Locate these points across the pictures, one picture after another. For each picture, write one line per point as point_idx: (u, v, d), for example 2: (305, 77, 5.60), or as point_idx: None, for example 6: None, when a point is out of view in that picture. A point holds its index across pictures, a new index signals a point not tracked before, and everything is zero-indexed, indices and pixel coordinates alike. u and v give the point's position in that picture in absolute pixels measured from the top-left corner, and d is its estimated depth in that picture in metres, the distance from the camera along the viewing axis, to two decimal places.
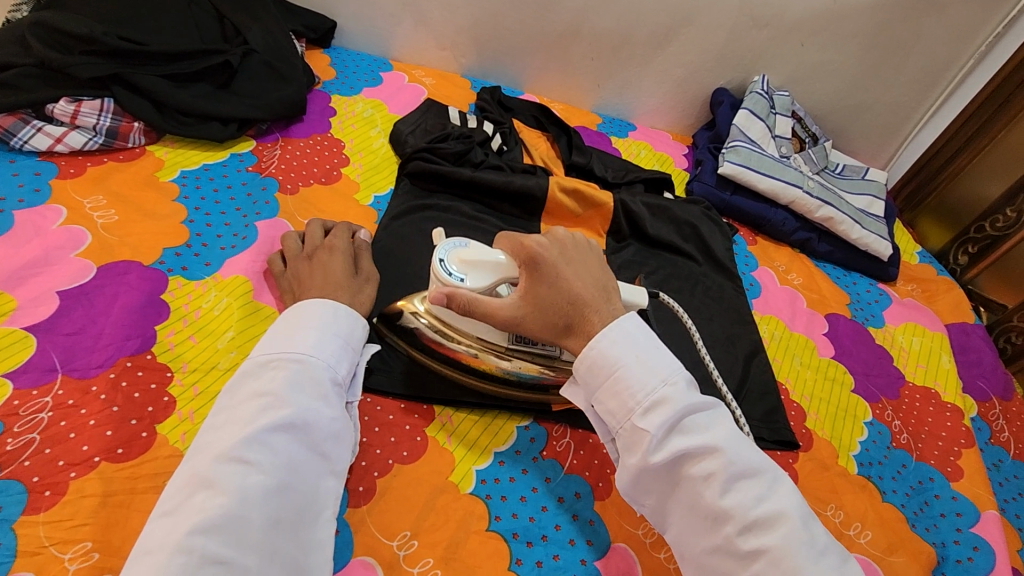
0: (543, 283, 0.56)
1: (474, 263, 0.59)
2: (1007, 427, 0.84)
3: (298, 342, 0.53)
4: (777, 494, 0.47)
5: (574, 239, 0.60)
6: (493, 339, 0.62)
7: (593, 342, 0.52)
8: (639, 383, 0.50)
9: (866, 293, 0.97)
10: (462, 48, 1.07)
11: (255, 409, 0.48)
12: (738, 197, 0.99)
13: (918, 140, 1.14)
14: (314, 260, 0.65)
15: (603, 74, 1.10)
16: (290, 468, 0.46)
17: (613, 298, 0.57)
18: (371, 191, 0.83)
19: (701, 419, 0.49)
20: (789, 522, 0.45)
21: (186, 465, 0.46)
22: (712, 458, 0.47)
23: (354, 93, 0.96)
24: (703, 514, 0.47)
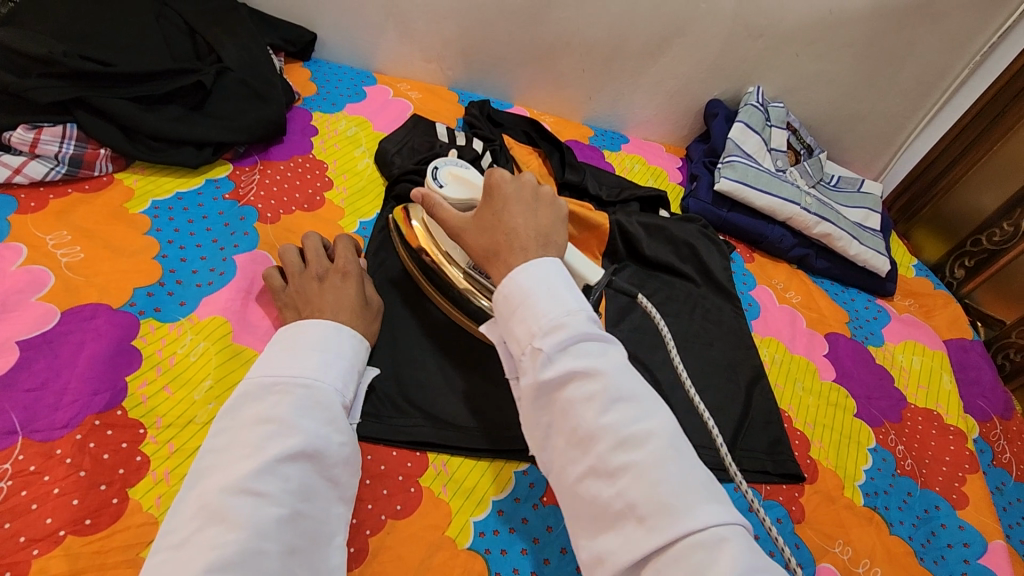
0: (490, 209, 0.56)
1: (456, 180, 0.68)
2: (1008, 447, 0.83)
3: (303, 364, 0.53)
4: (652, 418, 0.43)
5: (540, 190, 0.58)
6: (457, 257, 0.66)
7: (509, 275, 0.49)
8: (542, 308, 0.46)
9: (865, 310, 0.96)
10: (448, 60, 1.03)
11: (265, 435, 0.47)
12: (735, 214, 0.97)
13: (911, 151, 1.13)
14: (323, 283, 0.63)
15: (594, 86, 1.07)
16: (302, 496, 0.46)
17: (551, 248, 0.54)
18: (356, 216, 0.79)
19: (596, 349, 0.45)
20: (659, 445, 0.41)
21: (192, 495, 0.45)
22: (595, 380, 0.43)
23: (336, 110, 0.92)
24: (577, 435, 0.43)
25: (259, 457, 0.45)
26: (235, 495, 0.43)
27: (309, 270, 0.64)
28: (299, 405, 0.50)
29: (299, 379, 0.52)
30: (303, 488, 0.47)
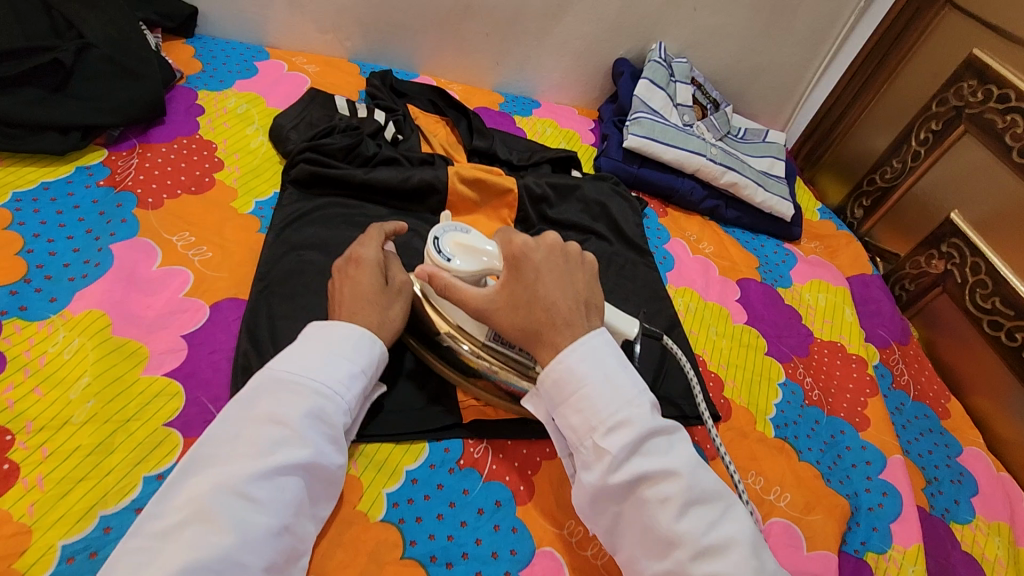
0: (520, 283, 0.54)
1: (466, 248, 0.60)
2: (906, 370, 0.88)
3: (324, 369, 0.51)
4: (731, 522, 0.47)
5: (567, 249, 0.57)
6: (472, 330, 0.62)
7: (559, 358, 0.51)
8: (603, 402, 0.49)
9: (774, 254, 0.99)
10: (345, 30, 0.99)
11: (273, 439, 0.46)
12: (646, 169, 0.98)
13: (811, 99, 1.18)
14: (339, 275, 0.60)
15: (500, 51, 1.05)
16: (293, 508, 0.46)
17: (591, 317, 0.55)
18: (251, 197, 0.75)
19: (663, 443, 0.48)
20: (738, 552, 0.45)
21: (188, 482, 0.44)
22: (669, 483, 0.46)
23: (225, 87, 0.87)
24: (657, 539, 0.46)
25: (262, 462, 0.45)
26: (228, 496, 0.43)
27: (334, 263, 0.61)
28: (310, 416, 0.48)
29: (318, 387, 0.50)
30: (293, 505, 0.46)
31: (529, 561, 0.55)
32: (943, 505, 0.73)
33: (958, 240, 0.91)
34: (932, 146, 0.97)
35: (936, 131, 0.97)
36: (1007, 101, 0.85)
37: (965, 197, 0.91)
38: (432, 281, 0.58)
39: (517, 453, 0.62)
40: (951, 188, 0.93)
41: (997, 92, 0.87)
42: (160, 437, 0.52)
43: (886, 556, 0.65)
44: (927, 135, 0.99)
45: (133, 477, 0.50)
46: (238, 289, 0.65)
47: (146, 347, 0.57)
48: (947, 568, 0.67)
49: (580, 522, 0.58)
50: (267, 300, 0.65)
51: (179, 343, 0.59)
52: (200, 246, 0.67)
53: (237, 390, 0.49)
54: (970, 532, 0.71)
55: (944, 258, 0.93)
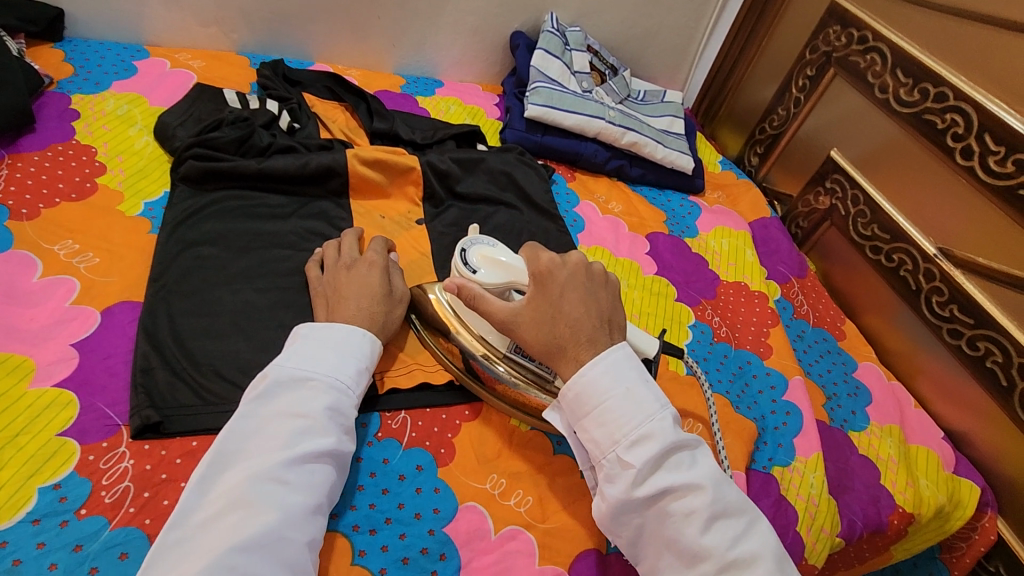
0: (545, 298, 0.57)
1: (490, 262, 0.66)
2: (806, 301, 0.94)
3: (332, 364, 0.54)
4: (753, 537, 0.49)
5: (591, 268, 0.60)
6: (493, 341, 0.64)
7: (580, 372, 0.53)
8: (627, 418, 0.51)
9: (680, 207, 1.04)
10: (229, 22, 0.96)
11: (296, 428, 0.49)
12: (549, 137, 1.00)
13: (705, 58, 1.24)
14: (351, 271, 0.66)
15: (395, 32, 1.05)
16: (324, 491, 0.49)
17: (611, 330, 0.57)
18: (139, 199, 0.73)
19: (686, 458, 0.51)
20: (766, 566, 0.47)
21: (223, 476, 0.46)
22: (696, 495, 0.48)
23: (101, 90, 0.83)
24: (682, 552, 0.48)
25: (290, 449, 0.48)
26: (263, 481, 0.46)
27: (340, 262, 0.67)
28: (328, 406, 0.52)
29: (329, 380, 0.53)
30: (324, 487, 0.49)
31: (452, 517, 0.56)
32: (842, 416, 0.79)
33: (838, 175, 0.98)
34: (809, 91, 1.03)
35: (812, 77, 1.03)
36: (866, 42, 0.92)
37: (841, 136, 0.98)
38: (459, 292, 0.61)
39: (436, 419, 0.63)
40: (829, 128, 1.00)
41: (857, 34, 0.94)
42: (54, 447, 0.51)
43: (791, 468, 0.70)
44: (805, 82, 1.05)
45: (27, 490, 0.48)
46: (131, 292, 0.63)
47: (31, 360, 0.55)
48: (846, 472, 0.73)
49: (502, 475, 0.61)
50: (163, 299, 0.63)
51: (69, 352, 0.57)
52: (85, 252, 0.65)
53: (251, 389, 0.52)
54: (866, 437, 0.78)
55: (829, 193, 1.00)
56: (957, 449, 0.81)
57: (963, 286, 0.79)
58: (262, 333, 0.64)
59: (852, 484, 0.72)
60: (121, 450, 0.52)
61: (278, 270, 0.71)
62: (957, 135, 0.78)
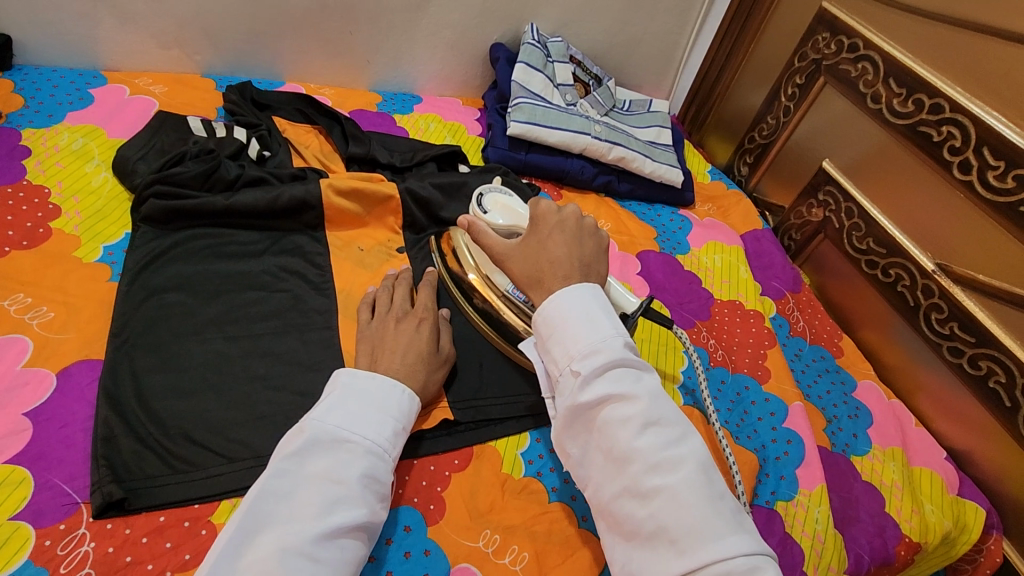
0: (535, 237, 0.58)
1: (501, 209, 0.72)
2: (801, 317, 0.92)
3: (373, 427, 0.52)
4: (686, 445, 0.45)
5: (585, 219, 0.59)
6: (496, 280, 0.70)
7: (546, 301, 0.53)
8: (580, 336, 0.50)
9: (670, 222, 1.01)
10: (192, 43, 0.91)
11: (332, 497, 0.46)
12: (533, 154, 0.97)
13: (690, 64, 1.21)
14: (399, 323, 0.65)
15: (369, 48, 1.00)
16: (352, 567, 0.46)
17: (591, 273, 0.56)
18: (98, 242, 0.68)
19: (632, 374, 0.48)
20: (692, 469, 0.44)
21: (251, 542, 0.43)
22: (632, 403, 0.46)
23: (54, 122, 0.78)
24: (615, 456, 0.46)
25: (326, 519, 0.44)
26: (296, 556, 0.42)
27: (391, 313, 0.66)
28: (366, 472, 0.49)
29: (368, 442, 0.50)
30: (352, 563, 0.46)
31: None
32: (843, 441, 0.77)
33: (831, 186, 0.95)
34: (799, 99, 1.01)
35: (801, 85, 1.01)
36: (857, 50, 0.89)
37: (833, 146, 0.95)
38: (468, 230, 0.63)
39: (424, 472, 0.60)
40: (821, 138, 0.97)
41: (847, 42, 0.91)
42: (6, 533, 0.47)
43: (794, 501, 0.68)
44: (794, 89, 1.02)
45: None
46: (90, 349, 0.59)
47: None
48: (850, 502, 0.71)
49: (495, 530, 0.57)
50: (126, 356, 0.59)
51: (22, 422, 0.53)
52: (39, 307, 0.60)
53: (286, 445, 0.49)
54: (868, 462, 0.75)
55: (822, 205, 0.97)
56: (960, 468, 0.79)
57: (963, 304, 0.77)
58: (235, 388, 0.60)
59: (857, 514, 0.69)
60: (81, 532, 0.48)
61: (251, 314, 0.66)
62: (954, 148, 0.76)
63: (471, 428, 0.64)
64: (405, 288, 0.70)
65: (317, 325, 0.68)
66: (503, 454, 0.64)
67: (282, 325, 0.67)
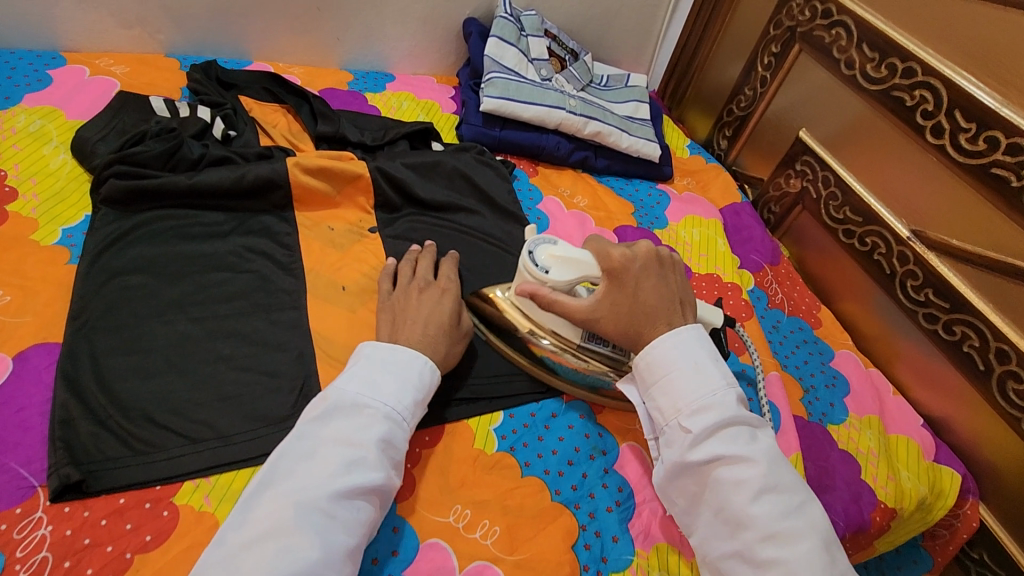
0: (620, 288, 0.59)
1: (559, 260, 0.62)
2: (780, 289, 0.92)
3: (392, 392, 0.52)
4: (806, 519, 0.49)
5: (660, 253, 0.61)
6: (565, 333, 0.65)
7: (650, 345, 0.57)
8: (688, 392, 0.54)
9: (648, 197, 1.00)
10: (153, 22, 0.88)
11: (349, 459, 0.47)
12: (508, 131, 0.95)
13: (668, 37, 1.19)
14: (422, 294, 0.65)
15: (338, 25, 0.98)
16: (366, 529, 0.47)
17: (686, 313, 0.60)
18: (56, 225, 0.66)
19: (746, 435, 0.52)
20: (810, 546, 0.47)
21: (269, 496, 0.46)
22: (748, 467, 0.50)
23: (10, 105, 0.76)
24: (728, 519, 0.50)
25: (341, 480, 0.46)
26: (311, 512, 0.44)
27: (413, 283, 0.66)
28: (383, 439, 0.50)
29: (387, 409, 0.51)
30: (367, 522, 0.48)
31: (412, 558, 0.53)
32: (820, 410, 0.77)
33: (809, 156, 0.94)
34: (775, 69, 0.99)
35: (777, 54, 0.99)
36: (831, 16, 0.88)
37: (810, 116, 0.94)
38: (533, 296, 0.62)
39: None
40: (798, 108, 0.96)
41: (821, 8, 0.89)
42: None
43: None
44: (770, 59, 1.01)
45: None
46: (48, 332, 0.58)
47: None
48: (826, 470, 0.71)
49: (466, 505, 0.57)
50: (85, 339, 0.58)
51: None
52: None
53: (311, 408, 0.51)
54: (845, 430, 0.75)
55: (799, 176, 0.96)
56: (937, 435, 0.80)
57: (938, 270, 0.76)
58: (199, 369, 0.59)
59: (832, 482, 0.70)
60: (38, 515, 0.47)
61: (216, 295, 0.65)
62: (926, 112, 0.75)
63: (439, 407, 0.63)
64: (427, 260, 0.70)
65: (285, 305, 0.67)
66: (475, 430, 0.63)
67: (248, 305, 0.65)
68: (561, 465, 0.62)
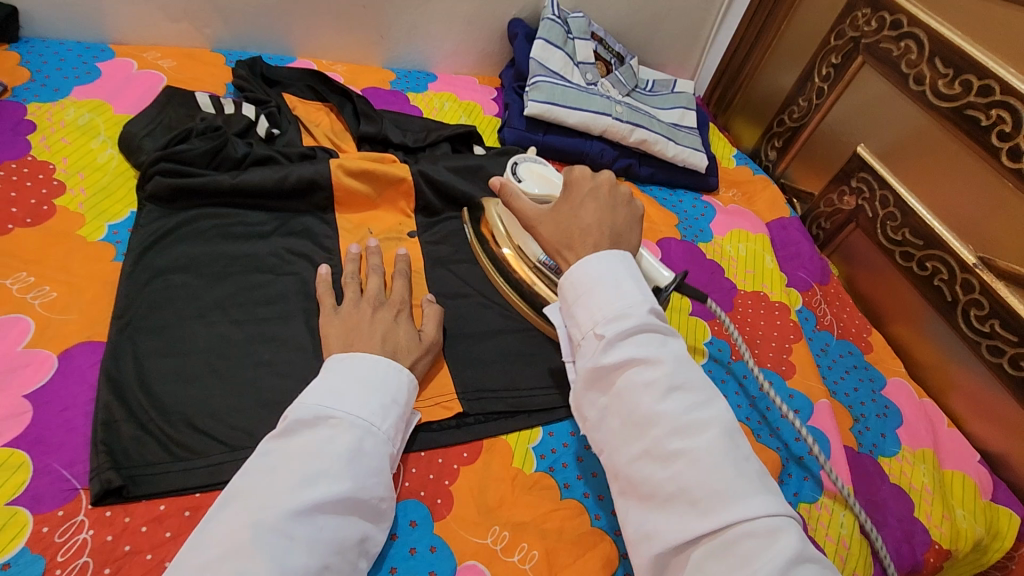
0: (567, 203, 0.60)
1: (535, 176, 0.73)
2: (829, 310, 0.88)
3: (358, 401, 0.50)
4: (712, 410, 0.47)
5: (617, 188, 0.62)
6: (547, 267, 0.67)
7: (573, 266, 0.55)
8: (606, 303, 0.51)
9: (692, 209, 0.97)
10: (201, 16, 0.88)
11: (309, 472, 0.44)
12: (551, 136, 0.93)
13: (718, 43, 1.15)
14: (379, 313, 0.61)
15: (383, 23, 0.97)
16: (334, 548, 0.44)
17: (620, 244, 0.58)
18: (102, 221, 0.66)
19: (657, 339, 0.50)
20: (715, 434, 0.45)
21: (222, 516, 0.43)
22: (654, 367, 0.48)
23: (60, 97, 0.76)
24: (636, 419, 0.47)
25: (301, 495, 0.43)
26: (266, 532, 0.41)
27: (366, 300, 0.62)
28: (351, 448, 0.47)
29: (354, 418, 0.49)
30: (335, 542, 0.44)
31: None
32: (871, 441, 0.74)
33: (866, 173, 0.90)
34: (834, 80, 0.95)
35: (836, 65, 0.95)
36: (899, 27, 0.84)
37: (871, 131, 0.90)
38: (501, 190, 0.63)
39: (432, 463, 0.58)
40: (856, 121, 0.92)
41: (890, 19, 0.85)
42: (3, 519, 0.45)
43: (818, 504, 0.65)
44: (829, 69, 0.97)
45: None
46: (92, 330, 0.57)
47: None
48: (876, 505, 0.67)
49: (505, 527, 0.55)
50: (128, 339, 0.57)
51: (23, 405, 0.51)
52: (42, 286, 0.59)
53: (276, 426, 0.49)
54: (897, 464, 0.72)
55: (854, 193, 0.92)
56: (994, 472, 0.76)
57: (1007, 301, 0.72)
58: (240, 373, 0.58)
59: (883, 519, 0.66)
60: (79, 518, 0.47)
61: (257, 297, 0.64)
62: (1003, 133, 0.71)
63: (481, 422, 0.62)
64: (377, 276, 0.65)
65: None
66: (515, 447, 0.61)
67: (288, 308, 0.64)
68: (602, 489, 0.60)
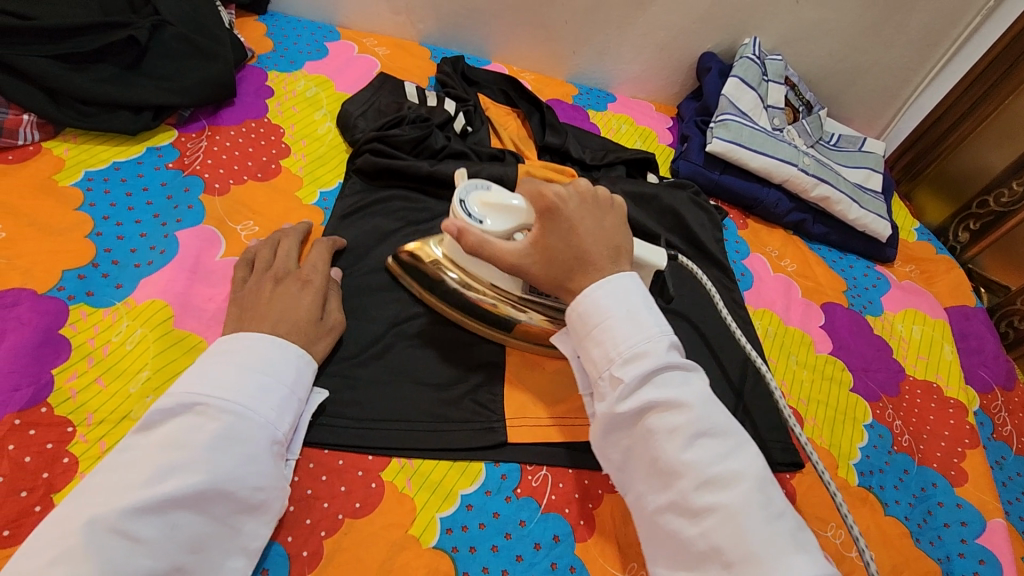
0: (552, 231, 0.52)
1: (493, 208, 0.56)
2: (1009, 420, 0.79)
3: (236, 387, 0.46)
4: (741, 457, 0.43)
5: (597, 195, 0.54)
6: (506, 286, 0.61)
7: (586, 291, 0.50)
8: (623, 335, 0.47)
9: (864, 277, 0.91)
10: (418, 12, 0.95)
11: (161, 465, 0.40)
12: (727, 176, 0.91)
13: (917, 106, 1.06)
14: (279, 286, 0.57)
15: (579, 39, 0.99)
16: (190, 547, 0.40)
17: (622, 261, 0.52)
18: (316, 187, 0.73)
19: (678, 377, 0.46)
20: (749, 486, 0.41)
21: (59, 515, 0.39)
22: (680, 412, 0.44)
23: (294, 69, 0.84)
24: (662, 469, 0.44)
25: (146, 491, 0.39)
26: (105, 535, 0.37)
27: (273, 271, 0.58)
28: (216, 438, 0.43)
29: (225, 403, 0.44)
30: (190, 542, 0.40)
31: None
32: None
33: None
34: None
35: None
36: None
37: None
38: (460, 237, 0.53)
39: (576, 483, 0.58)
40: None
41: None
42: None
43: None
44: None
45: None
46: None
47: (209, 342, 0.56)
48: None
49: (643, 566, 0.54)
50: None
51: None
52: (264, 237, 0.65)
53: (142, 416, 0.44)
54: None
55: None
56: None
57: None
58: (410, 359, 0.62)
59: None
60: None
61: None
62: None
63: None
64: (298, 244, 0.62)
65: None
66: None
67: None
68: None
